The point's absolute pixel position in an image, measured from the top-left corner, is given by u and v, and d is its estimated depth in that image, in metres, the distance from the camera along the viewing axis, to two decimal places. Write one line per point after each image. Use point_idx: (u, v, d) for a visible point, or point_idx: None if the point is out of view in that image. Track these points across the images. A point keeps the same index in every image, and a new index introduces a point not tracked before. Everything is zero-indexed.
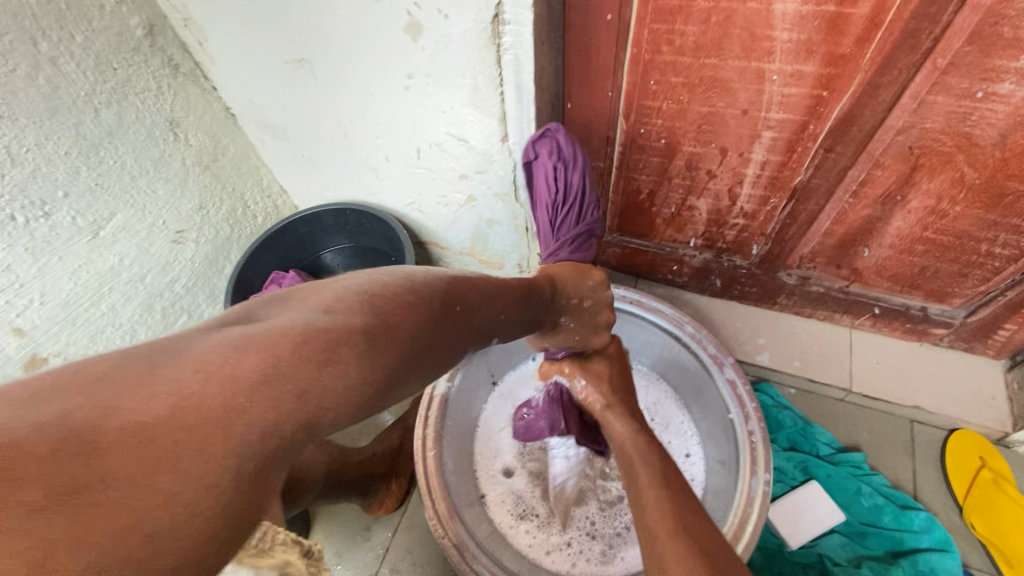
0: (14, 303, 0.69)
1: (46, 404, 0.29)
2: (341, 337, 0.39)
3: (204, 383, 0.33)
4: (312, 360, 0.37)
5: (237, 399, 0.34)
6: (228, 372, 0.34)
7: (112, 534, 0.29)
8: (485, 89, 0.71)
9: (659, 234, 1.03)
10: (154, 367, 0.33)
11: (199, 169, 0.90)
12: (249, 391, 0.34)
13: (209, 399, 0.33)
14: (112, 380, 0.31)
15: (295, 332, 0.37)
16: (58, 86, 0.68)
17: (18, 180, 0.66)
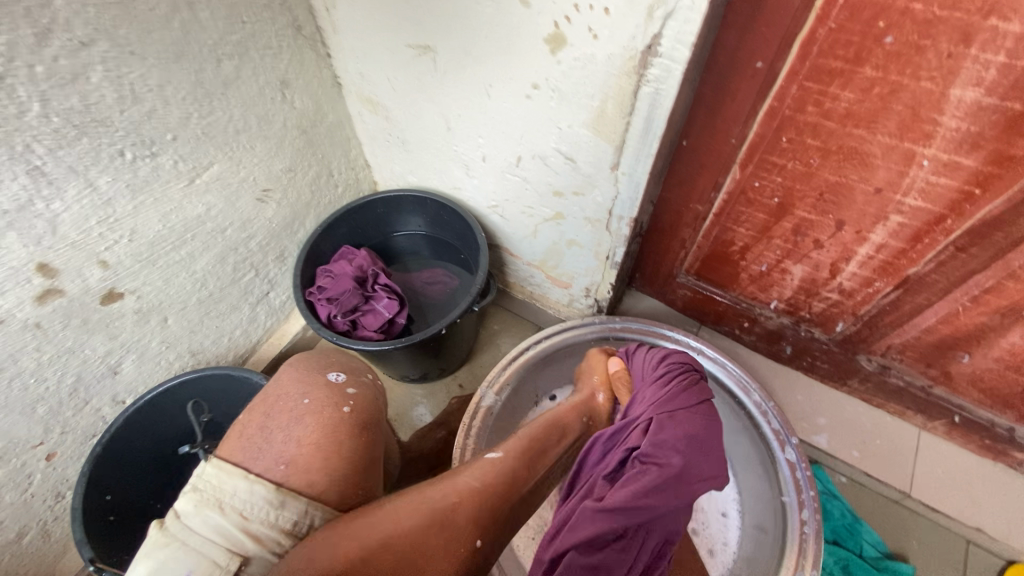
0: (106, 236, 0.70)
1: (325, 559, 0.49)
2: (461, 493, 0.57)
3: (404, 513, 0.53)
4: (455, 502, 0.56)
5: (421, 522, 0.53)
6: (416, 505, 0.55)
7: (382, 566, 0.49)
8: (611, 115, 0.67)
9: (740, 288, 0.98)
10: (378, 510, 0.54)
11: (297, 133, 0.88)
12: (427, 521, 0.53)
13: (405, 525, 0.52)
14: (365, 526, 0.52)
15: (450, 489, 0.57)
16: (188, 32, 0.67)
17: (134, 118, 0.66)
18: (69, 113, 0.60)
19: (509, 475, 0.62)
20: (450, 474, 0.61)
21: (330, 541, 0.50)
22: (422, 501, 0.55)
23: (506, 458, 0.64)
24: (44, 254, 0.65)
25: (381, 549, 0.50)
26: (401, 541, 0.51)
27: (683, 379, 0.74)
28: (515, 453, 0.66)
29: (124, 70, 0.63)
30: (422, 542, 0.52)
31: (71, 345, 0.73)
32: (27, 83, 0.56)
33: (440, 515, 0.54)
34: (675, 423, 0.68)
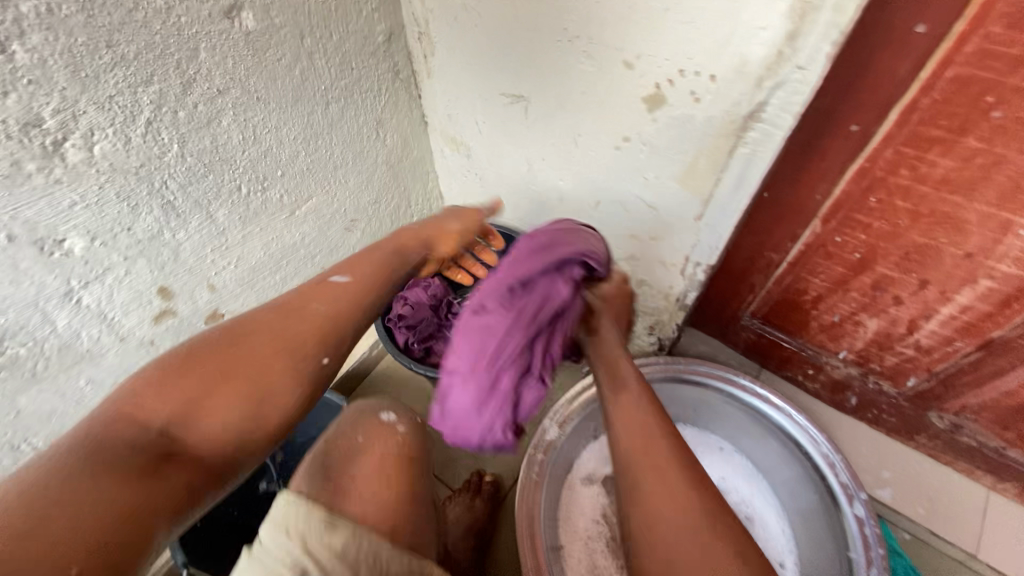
0: (217, 262, 0.75)
1: (120, 423, 0.49)
2: (256, 325, 0.58)
3: (209, 341, 0.56)
4: (245, 335, 0.57)
5: (226, 362, 0.55)
6: (210, 345, 0.56)
7: (155, 412, 0.51)
8: (703, 170, 0.69)
9: (809, 336, 0.98)
10: (219, 342, 0.56)
11: (385, 167, 0.94)
12: (234, 358, 0.55)
13: (205, 351, 0.55)
14: (194, 356, 0.55)
15: (256, 317, 0.59)
16: (306, 79, 0.73)
17: (253, 156, 0.72)
18: (201, 153, 0.66)
19: (354, 288, 0.65)
20: (312, 289, 0.63)
21: (168, 372, 0.53)
22: (233, 328, 0.58)
23: (351, 277, 0.66)
24: (165, 278, 0.70)
25: (180, 367, 0.53)
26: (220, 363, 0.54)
27: (558, 224, 0.75)
28: (357, 267, 0.68)
29: (250, 114, 0.68)
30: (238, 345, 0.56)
31: None
32: (171, 126, 0.61)
33: (282, 347, 0.57)
34: (527, 262, 0.66)
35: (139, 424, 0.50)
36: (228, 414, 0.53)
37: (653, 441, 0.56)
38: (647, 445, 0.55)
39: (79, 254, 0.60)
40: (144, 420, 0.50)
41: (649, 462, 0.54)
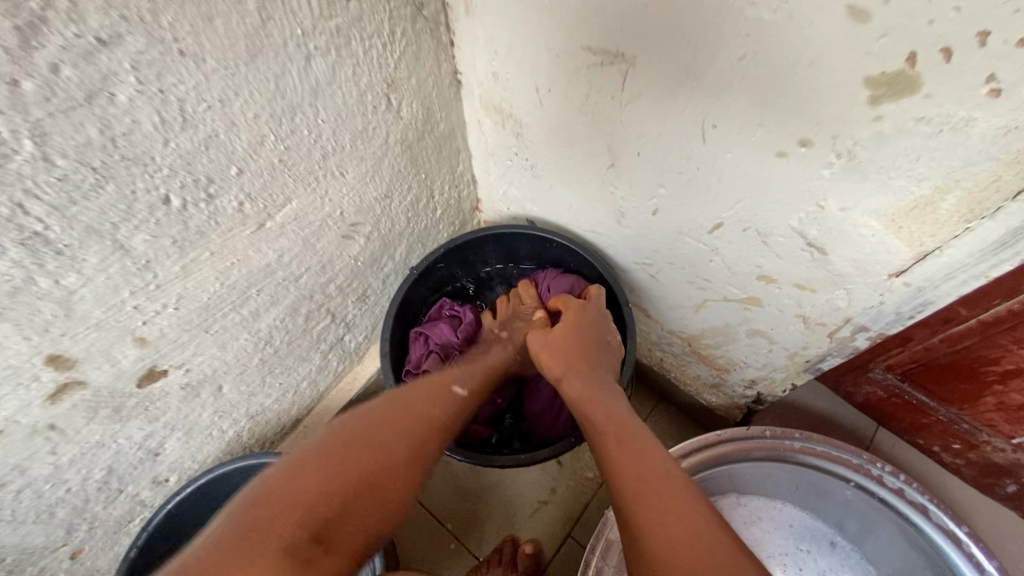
0: (144, 308, 0.49)
1: (255, 526, 0.37)
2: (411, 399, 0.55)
3: (361, 416, 0.49)
4: (410, 413, 0.52)
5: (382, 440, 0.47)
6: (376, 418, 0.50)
7: (336, 513, 0.40)
8: (943, 211, 0.40)
9: (973, 409, 0.72)
10: (356, 423, 0.48)
11: (399, 149, 0.66)
12: (393, 436, 0.48)
13: (348, 433, 0.47)
14: (341, 448, 0.45)
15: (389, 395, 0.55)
16: (269, 17, 0.43)
17: (186, 148, 0.44)
18: (84, 151, 0.38)
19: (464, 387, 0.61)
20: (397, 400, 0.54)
21: (316, 464, 0.42)
22: (371, 414, 0.50)
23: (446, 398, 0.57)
24: (55, 344, 0.45)
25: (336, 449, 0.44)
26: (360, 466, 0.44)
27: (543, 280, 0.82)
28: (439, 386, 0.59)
29: (170, 81, 0.40)
30: (369, 437, 0.47)
31: (99, 438, 0.54)
32: (10, 110, 0.34)
33: (398, 469, 0.46)
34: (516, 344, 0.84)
35: (297, 517, 0.38)
36: (357, 544, 0.40)
37: (670, 497, 0.43)
38: (666, 497, 0.43)
39: None
40: (325, 503, 0.40)
41: (636, 473, 0.46)
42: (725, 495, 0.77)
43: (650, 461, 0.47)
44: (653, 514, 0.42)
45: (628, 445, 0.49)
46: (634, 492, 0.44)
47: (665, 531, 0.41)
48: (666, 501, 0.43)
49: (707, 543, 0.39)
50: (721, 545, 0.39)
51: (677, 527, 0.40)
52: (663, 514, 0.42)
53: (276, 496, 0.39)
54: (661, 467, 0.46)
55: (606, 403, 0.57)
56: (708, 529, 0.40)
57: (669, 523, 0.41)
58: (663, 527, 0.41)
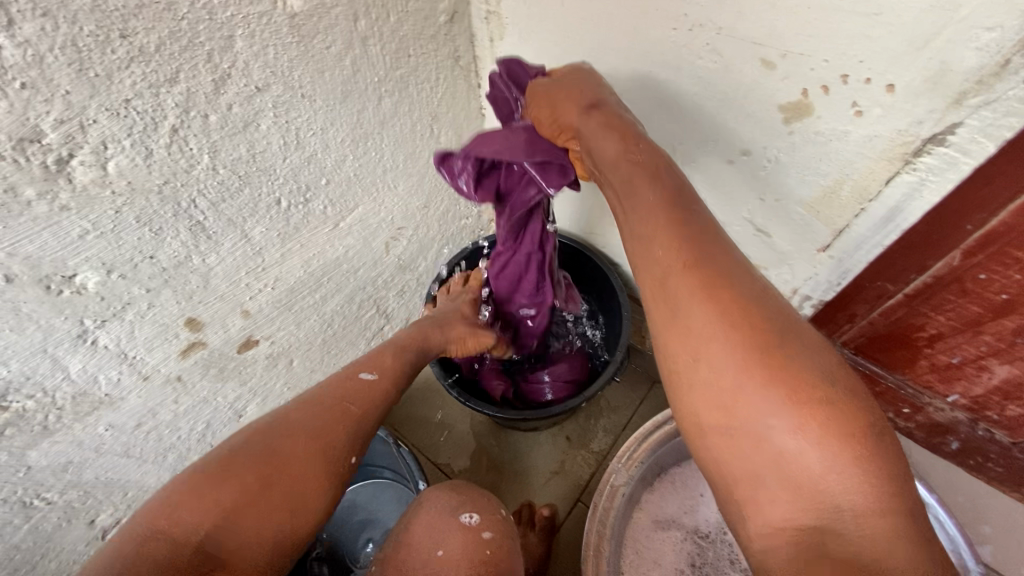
0: (252, 285, 0.65)
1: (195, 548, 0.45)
2: (283, 426, 0.55)
3: (285, 412, 0.57)
4: (310, 421, 0.56)
5: (290, 434, 0.54)
6: (288, 425, 0.55)
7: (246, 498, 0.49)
8: (845, 197, 0.56)
9: (914, 374, 0.86)
10: (273, 440, 0.53)
11: (437, 168, 0.82)
12: (296, 426, 0.55)
13: (283, 426, 0.55)
14: (249, 451, 0.52)
15: (277, 419, 0.56)
16: (359, 70, 0.61)
17: (296, 164, 0.60)
18: (236, 164, 0.54)
19: (326, 419, 0.57)
20: (334, 390, 0.62)
21: (227, 467, 0.50)
22: (282, 413, 0.57)
23: (381, 376, 0.66)
24: (193, 309, 0.60)
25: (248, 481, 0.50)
26: (330, 449, 0.55)
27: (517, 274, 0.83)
28: (385, 362, 0.69)
29: (293, 115, 0.57)
30: (300, 439, 0.54)
31: (205, 394, 0.68)
32: (201, 134, 0.50)
33: (301, 485, 0.52)
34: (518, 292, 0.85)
35: (227, 508, 0.48)
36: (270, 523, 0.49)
37: (780, 350, 0.36)
38: (753, 323, 0.37)
39: (94, 290, 0.50)
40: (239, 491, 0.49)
41: (706, 306, 0.38)
42: None
43: (801, 363, 0.36)
44: (716, 352, 0.37)
45: (720, 280, 0.39)
46: (785, 402, 0.35)
47: (763, 388, 0.36)
48: (767, 337, 0.37)
49: (820, 384, 0.35)
50: (837, 389, 0.36)
51: (780, 374, 0.36)
52: (738, 352, 0.37)
53: (223, 470, 0.50)
54: (803, 368, 0.36)
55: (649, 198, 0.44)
56: (800, 358, 0.36)
57: (820, 440, 0.34)
58: (753, 388, 0.36)
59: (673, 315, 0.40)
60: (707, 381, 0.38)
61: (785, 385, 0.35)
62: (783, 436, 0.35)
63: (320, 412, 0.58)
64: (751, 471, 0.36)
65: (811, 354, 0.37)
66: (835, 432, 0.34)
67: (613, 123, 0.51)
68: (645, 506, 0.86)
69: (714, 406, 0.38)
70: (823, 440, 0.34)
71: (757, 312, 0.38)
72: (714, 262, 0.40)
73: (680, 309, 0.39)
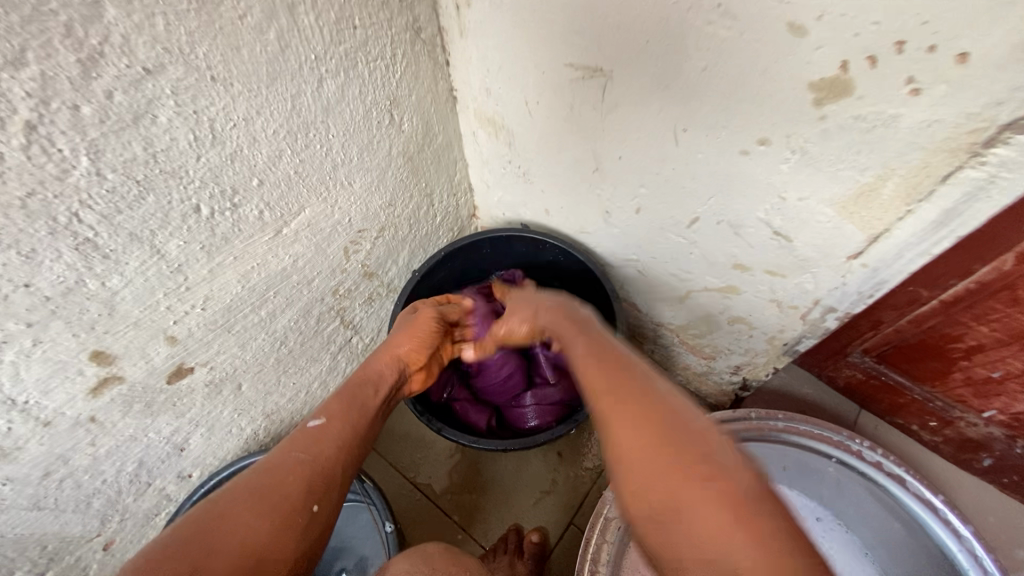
0: (175, 308, 0.54)
1: None
2: (222, 507, 0.42)
3: (220, 486, 0.44)
4: (258, 492, 0.44)
5: (231, 515, 0.42)
6: (227, 506, 0.43)
7: None
8: (886, 196, 0.46)
9: (945, 386, 0.77)
10: (211, 529, 0.41)
11: (402, 161, 0.71)
12: (238, 504, 0.43)
13: (219, 510, 0.42)
14: (180, 548, 0.39)
15: (211, 501, 0.43)
16: (288, 45, 0.49)
17: (215, 162, 0.50)
18: (130, 166, 0.44)
19: (282, 486, 0.45)
20: (284, 447, 0.49)
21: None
22: (220, 489, 0.44)
23: (335, 421, 0.53)
24: (98, 340, 0.50)
25: None
26: (281, 506, 0.44)
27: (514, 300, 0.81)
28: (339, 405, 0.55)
29: (203, 103, 0.46)
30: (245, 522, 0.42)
31: (132, 432, 0.59)
32: (72, 131, 0.39)
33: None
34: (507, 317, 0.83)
35: None
36: None
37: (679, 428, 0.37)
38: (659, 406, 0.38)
39: None
40: None
41: (610, 399, 0.40)
42: None
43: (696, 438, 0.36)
44: (618, 429, 0.38)
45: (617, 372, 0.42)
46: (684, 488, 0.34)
47: (659, 481, 0.35)
48: (660, 416, 0.38)
49: (726, 464, 0.34)
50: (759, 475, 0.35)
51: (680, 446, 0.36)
52: (649, 437, 0.36)
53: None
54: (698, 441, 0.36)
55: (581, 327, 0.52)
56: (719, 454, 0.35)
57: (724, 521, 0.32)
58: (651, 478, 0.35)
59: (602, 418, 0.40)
60: (640, 472, 0.36)
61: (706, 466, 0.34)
62: (723, 525, 0.32)
63: (269, 480, 0.45)
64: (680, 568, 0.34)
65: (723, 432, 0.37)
66: (750, 519, 0.32)
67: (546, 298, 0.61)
68: None
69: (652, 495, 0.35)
70: (745, 529, 0.32)
71: (674, 402, 0.39)
72: (623, 366, 0.43)
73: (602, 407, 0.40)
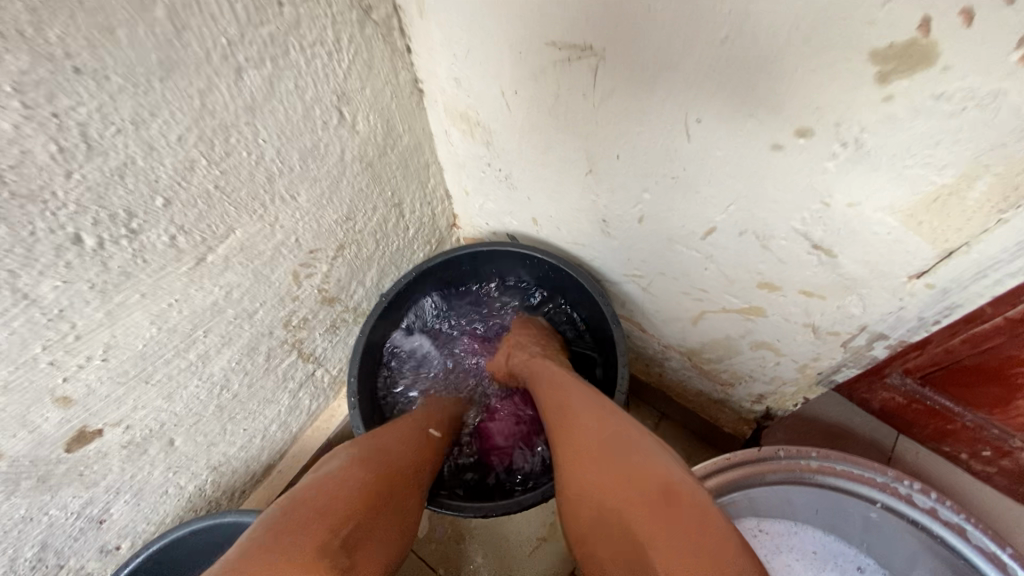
0: (63, 363, 0.43)
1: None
2: (364, 457, 0.47)
3: (339, 452, 0.49)
4: (388, 458, 0.49)
5: (374, 470, 0.46)
6: (362, 461, 0.47)
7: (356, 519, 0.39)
8: (972, 201, 0.35)
9: (1002, 412, 0.66)
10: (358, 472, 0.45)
11: (359, 167, 0.60)
12: (368, 462, 0.47)
13: (356, 464, 0.46)
14: (338, 478, 0.43)
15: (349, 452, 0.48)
16: (185, 25, 0.38)
17: (96, 180, 0.38)
18: None
19: (408, 464, 0.50)
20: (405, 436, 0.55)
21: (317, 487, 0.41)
22: (339, 452, 0.49)
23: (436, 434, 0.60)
24: None
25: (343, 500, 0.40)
26: (404, 471, 0.48)
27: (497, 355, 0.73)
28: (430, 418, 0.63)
29: (65, 103, 0.35)
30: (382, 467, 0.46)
31: (25, 512, 0.48)
32: None
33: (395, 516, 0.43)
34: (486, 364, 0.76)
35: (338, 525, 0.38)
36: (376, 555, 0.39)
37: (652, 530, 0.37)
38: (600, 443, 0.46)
39: None
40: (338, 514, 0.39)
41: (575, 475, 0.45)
42: (742, 519, 0.70)
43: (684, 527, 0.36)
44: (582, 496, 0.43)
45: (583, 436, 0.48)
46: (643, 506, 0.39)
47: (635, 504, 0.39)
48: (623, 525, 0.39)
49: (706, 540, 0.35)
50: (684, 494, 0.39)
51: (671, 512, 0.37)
52: (595, 481, 0.43)
53: (315, 489, 0.41)
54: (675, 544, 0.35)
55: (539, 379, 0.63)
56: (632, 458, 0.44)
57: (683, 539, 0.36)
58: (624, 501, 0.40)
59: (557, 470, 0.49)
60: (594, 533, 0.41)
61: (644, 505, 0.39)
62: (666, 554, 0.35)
63: (394, 454, 0.50)
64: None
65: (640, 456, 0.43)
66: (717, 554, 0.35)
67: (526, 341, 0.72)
68: None
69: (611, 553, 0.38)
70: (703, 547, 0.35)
71: (598, 419, 0.49)
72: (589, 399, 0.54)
73: (560, 464, 0.48)
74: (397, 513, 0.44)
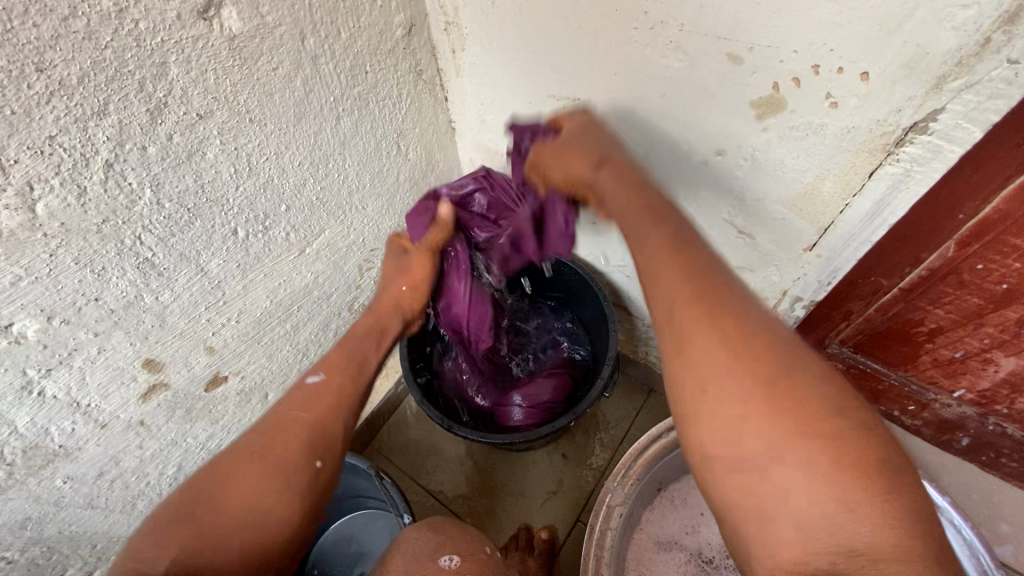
0: (214, 320, 0.62)
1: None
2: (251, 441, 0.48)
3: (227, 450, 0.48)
4: (271, 435, 0.48)
5: (258, 448, 0.47)
6: (249, 444, 0.48)
7: (226, 515, 0.43)
8: (826, 193, 0.53)
9: (916, 369, 0.82)
10: (243, 454, 0.47)
11: (408, 186, 0.80)
12: (257, 438, 0.48)
13: (249, 443, 0.48)
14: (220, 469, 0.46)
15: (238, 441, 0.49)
16: (312, 90, 0.58)
17: (250, 192, 0.58)
18: (183, 195, 0.52)
19: (283, 446, 0.47)
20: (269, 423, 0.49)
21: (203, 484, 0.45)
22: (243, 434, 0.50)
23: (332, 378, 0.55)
24: (150, 349, 0.57)
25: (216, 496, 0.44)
26: (282, 452, 0.47)
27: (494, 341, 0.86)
28: (339, 361, 0.58)
29: (242, 141, 0.54)
30: (257, 451, 0.47)
31: (173, 436, 0.66)
32: (140, 167, 0.47)
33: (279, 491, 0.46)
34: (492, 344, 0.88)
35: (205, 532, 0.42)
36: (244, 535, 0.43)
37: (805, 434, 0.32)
38: (764, 344, 0.35)
39: (34, 338, 0.47)
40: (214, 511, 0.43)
41: (709, 350, 0.35)
42: None
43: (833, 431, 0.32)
44: (714, 396, 0.34)
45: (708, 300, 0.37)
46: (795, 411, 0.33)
47: (779, 414, 0.33)
48: (764, 397, 0.33)
49: (853, 443, 0.32)
50: (854, 428, 0.32)
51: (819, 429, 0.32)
52: (751, 385, 0.33)
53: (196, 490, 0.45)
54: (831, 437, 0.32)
55: (657, 233, 0.42)
56: (801, 371, 0.34)
57: (836, 466, 0.31)
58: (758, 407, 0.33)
59: (675, 343, 0.37)
60: (709, 420, 0.35)
61: (800, 420, 0.32)
62: (795, 476, 0.32)
63: (279, 428, 0.49)
64: (766, 515, 0.33)
65: (808, 370, 0.34)
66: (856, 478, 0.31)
67: (620, 170, 0.49)
68: (644, 527, 0.82)
69: (711, 428, 0.34)
70: (846, 470, 0.31)
71: (725, 305, 0.37)
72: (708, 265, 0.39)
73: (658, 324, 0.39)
74: (284, 487, 0.46)
